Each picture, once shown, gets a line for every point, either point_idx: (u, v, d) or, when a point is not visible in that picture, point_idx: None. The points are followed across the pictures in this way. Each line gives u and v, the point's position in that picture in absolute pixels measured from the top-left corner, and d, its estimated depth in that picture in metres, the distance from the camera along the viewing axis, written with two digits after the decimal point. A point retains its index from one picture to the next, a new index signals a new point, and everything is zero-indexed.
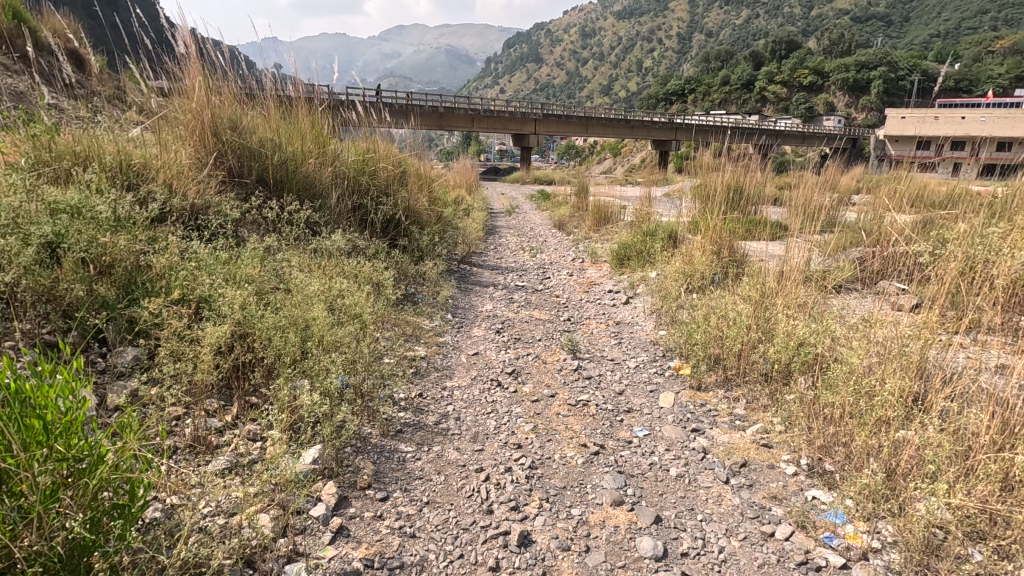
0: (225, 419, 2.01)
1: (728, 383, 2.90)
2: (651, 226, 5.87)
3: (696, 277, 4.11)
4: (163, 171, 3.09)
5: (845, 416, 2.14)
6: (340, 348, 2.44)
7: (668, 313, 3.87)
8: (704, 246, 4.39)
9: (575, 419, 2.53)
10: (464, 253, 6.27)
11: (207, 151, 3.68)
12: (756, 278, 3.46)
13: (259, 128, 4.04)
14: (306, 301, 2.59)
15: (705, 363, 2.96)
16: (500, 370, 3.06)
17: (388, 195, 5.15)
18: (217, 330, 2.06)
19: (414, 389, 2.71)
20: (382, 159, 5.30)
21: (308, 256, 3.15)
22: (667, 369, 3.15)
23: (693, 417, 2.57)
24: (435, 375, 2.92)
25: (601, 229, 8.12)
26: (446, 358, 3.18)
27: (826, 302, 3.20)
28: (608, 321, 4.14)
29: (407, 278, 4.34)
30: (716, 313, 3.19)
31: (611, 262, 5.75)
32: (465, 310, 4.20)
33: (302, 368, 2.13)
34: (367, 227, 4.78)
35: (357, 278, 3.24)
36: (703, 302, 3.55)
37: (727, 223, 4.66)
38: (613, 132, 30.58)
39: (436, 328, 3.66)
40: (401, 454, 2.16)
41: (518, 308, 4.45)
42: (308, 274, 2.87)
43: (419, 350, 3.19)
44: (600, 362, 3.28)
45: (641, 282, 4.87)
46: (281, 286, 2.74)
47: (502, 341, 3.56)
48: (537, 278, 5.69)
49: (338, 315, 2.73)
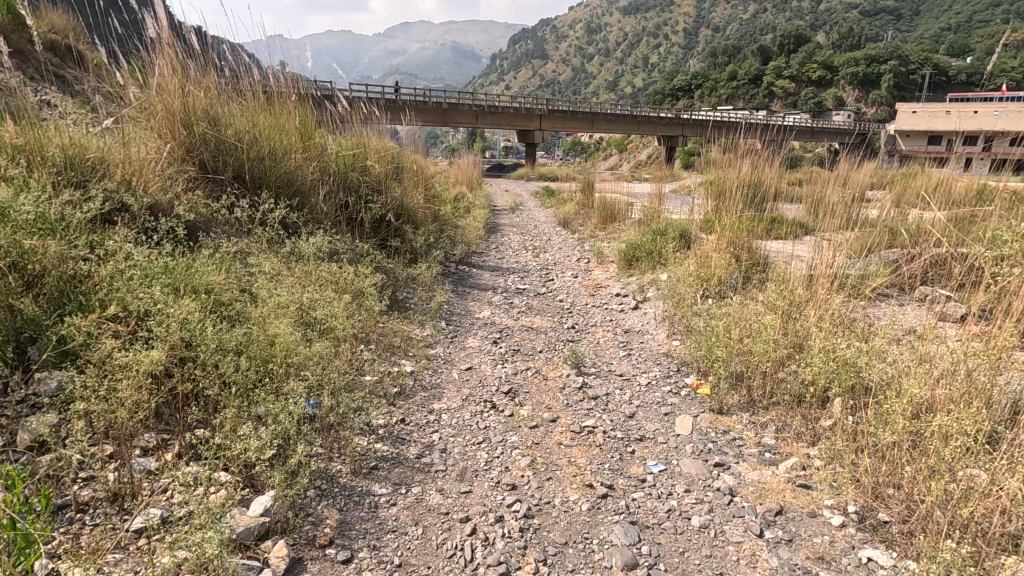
0: (164, 458, 1.67)
1: (754, 405, 2.55)
2: (660, 224, 5.52)
3: (713, 282, 3.76)
4: (121, 166, 2.77)
5: (902, 458, 1.78)
6: (307, 370, 2.11)
7: (683, 321, 3.53)
8: (721, 247, 4.05)
9: (580, 450, 2.19)
10: (463, 254, 5.95)
11: (178, 143, 3.38)
12: (783, 284, 3.12)
13: (237, 118, 3.71)
14: (271, 314, 2.26)
15: (729, 381, 2.61)
16: (495, 389, 2.72)
17: (381, 192, 4.82)
18: (155, 350, 1.72)
19: (395, 414, 2.38)
20: (373, 155, 4.95)
21: (281, 262, 2.83)
22: (683, 387, 2.80)
23: (715, 448, 2.22)
24: (422, 397, 2.59)
25: (608, 227, 7.77)
26: (436, 375, 2.85)
27: (862, 313, 2.85)
28: (616, 329, 3.81)
29: (398, 281, 4.01)
30: (738, 326, 2.85)
31: (618, 263, 5.40)
32: (459, 318, 3.87)
33: (259, 393, 1.80)
34: (356, 227, 4.45)
35: (337, 286, 2.92)
36: (721, 311, 3.22)
37: (744, 220, 4.32)
38: (619, 128, 30.15)
39: (427, 338, 3.34)
40: (374, 498, 1.83)
41: (519, 314, 4.12)
42: (280, 281, 2.54)
43: (405, 366, 2.86)
44: (608, 378, 2.94)
45: (651, 285, 4.53)
46: (245, 295, 2.40)
47: (499, 353, 3.23)
48: (540, 280, 5.35)
49: (309, 330, 2.40)
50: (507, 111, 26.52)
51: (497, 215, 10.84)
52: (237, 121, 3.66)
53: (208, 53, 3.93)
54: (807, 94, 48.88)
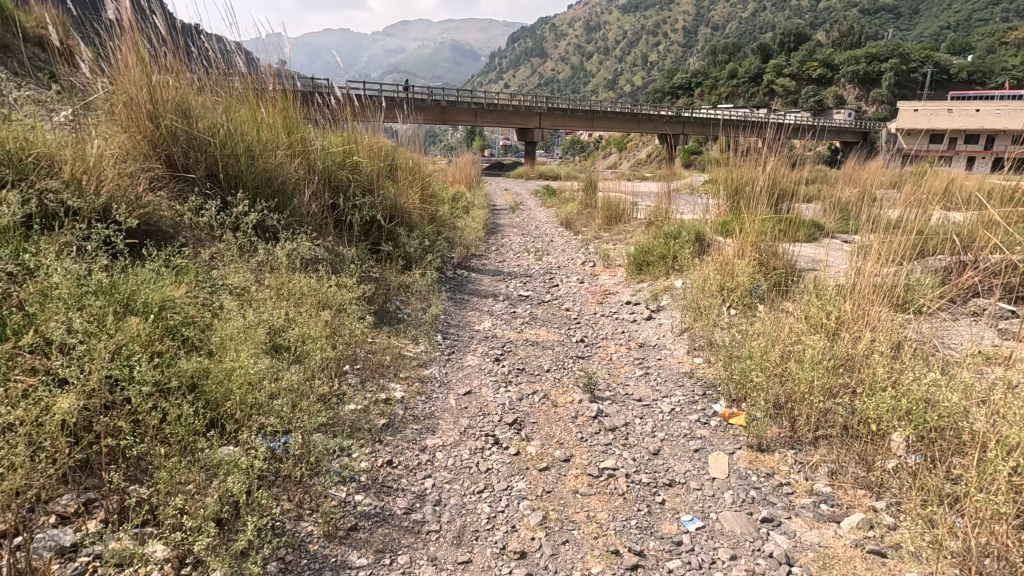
0: (84, 528, 1.31)
1: (798, 439, 2.20)
2: (672, 227, 5.17)
3: (736, 292, 3.41)
4: (71, 163, 2.42)
5: (1009, 524, 1.42)
6: (270, 409, 1.76)
7: (705, 336, 3.19)
8: (744, 253, 3.69)
9: (598, 501, 1.85)
10: (461, 257, 5.61)
11: (142, 137, 3.03)
12: (819, 299, 2.78)
13: (211, 110, 3.34)
14: (229, 343, 1.91)
15: (768, 411, 2.26)
16: (498, 419, 2.37)
17: (372, 192, 4.47)
18: (72, 391, 1.35)
19: (380, 453, 2.03)
20: (364, 152, 4.60)
21: (251, 275, 2.48)
22: (713, 417, 2.45)
23: (760, 497, 1.87)
24: (413, 430, 2.24)
25: (613, 228, 7.42)
26: (429, 403, 2.49)
27: (913, 329, 2.51)
28: (629, 343, 3.47)
29: (390, 288, 3.67)
30: (774, 346, 2.50)
31: (627, 268, 5.04)
32: (457, 330, 3.53)
33: (201, 443, 1.44)
34: (344, 229, 4.10)
35: (315, 301, 2.57)
36: (750, 326, 2.87)
37: (767, 223, 3.97)
38: (620, 126, 29.78)
39: (421, 357, 2.99)
40: (350, 571, 1.46)
41: (522, 325, 3.77)
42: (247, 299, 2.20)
43: (394, 393, 2.52)
44: (625, 404, 2.59)
45: (664, 292, 4.19)
46: (204, 318, 2.05)
47: (501, 373, 2.88)
48: (544, 286, 4.99)
49: (277, 361, 2.04)
50: (507, 109, 26.14)
51: (496, 215, 10.48)
52: (211, 113, 3.30)
53: (180, 37, 3.55)
54: (808, 92, 48.55)
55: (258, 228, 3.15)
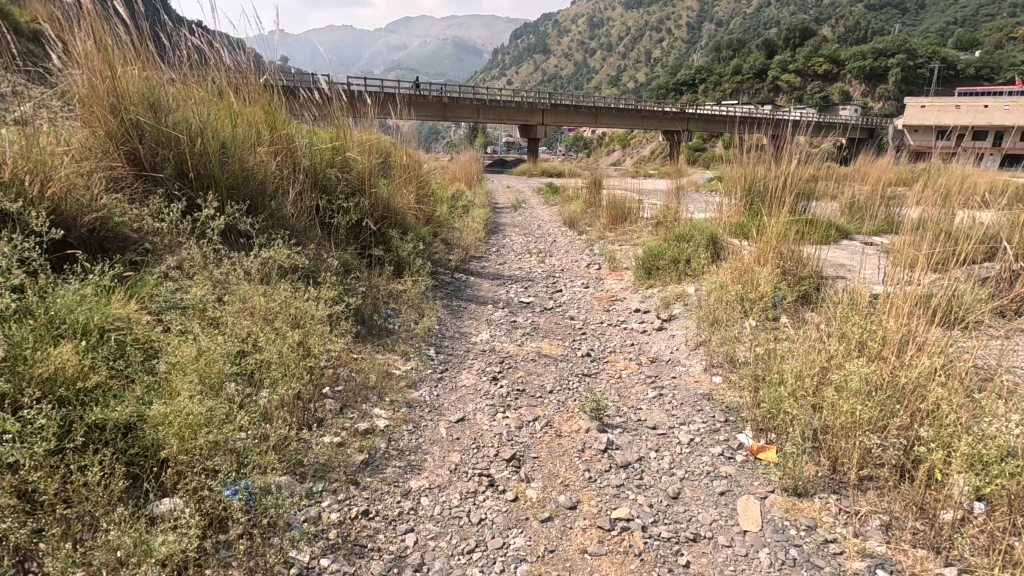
0: None
1: (840, 481, 1.90)
2: (682, 230, 4.85)
3: (757, 303, 3.10)
4: (15, 157, 2.08)
5: None
6: (219, 455, 1.46)
7: (725, 353, 2.88)
8: (765, 259, 3.36)
9: (609, 565, 1.55)
10: (459, 260, 5.33)
11: (104, 133, 2.73)
12: (856, 313, 2.47)
13: (184, 102, 3.06)
14: (174, 378, 1.62)
15: (803, 447, 1.96)
16: (493, 454, 2.08)
17: (363, 191, 4.19)
18: None
19: (356, 500, 1.74)
20: (355, 149, 4.32)
21: (213, 290, 2.18)
22: (738, 451, 2.15)
23: (802, 560, 1.57)
24: (396, 467, 1.95)
25: (618, 228, 7.10)
26: (416, 433, 2.20)
27: (967, 348, 2.20)
28: (640, 357, 3.17)
29: (379, 297, 3.38)
30: (808, 368, 2.21)
31: (635, 272, 4.73)
32: (451, 343, 3.24)
33: (118, 512, 1.14)
34: (331, 232, 3.81)
35: (287, 317, 2.28)
36: (776, 344, 2.58)
37: (788, 226, 3.66)
38: (624, 122, 29.37)
39: (410, 376, 2.71)
40: None
41: (522, 337, 3.47)
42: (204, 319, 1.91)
43: (377, 421, 2.23)
44: (637, 433, 2.30)
45: (677, 300, 3.88)
46: (150, 347, 1.77)
47: (499, 395, 2.58)
48: (546, 292, 4.69)
49: (235, 397, 1.76)
50: (508, 105, 25.79)
51: (497, 214, 10.16)
52: (181, 107, 3.00)
53: (150, 24, 3.26)
54: (814, 87, 47.97)
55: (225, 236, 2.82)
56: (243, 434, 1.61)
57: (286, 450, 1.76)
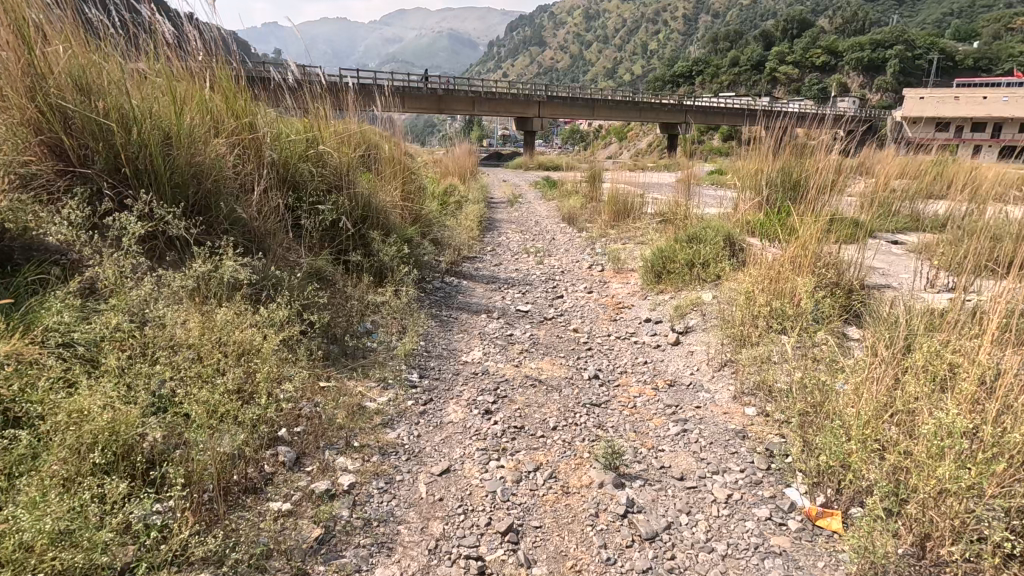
0: None
1: (932, 566, 1.47)
2: (694, 228, 4.41)
3: (791, 317, 2.68)
4: None
5: None
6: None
7: (758, 378, 2.45)
8: (799, 265, 2.93)
9: None
10: (450, 262, 4.88)
11: (19, 118, 2.24)
12: (924, 337, 2.03)
13: (128, 80, 2.58)
14: (38, 462, 1.21)
15: (881, 520, 1.53)
16: (486, 524, 1.64)
17: (340, 188, 3.73)
18: None
19: None
20: (332, 140, 3.86)
21: (133, 318, 1.74)
22: (792, 515, 1.72)
23: None
24: (360, 548, 1.52)
25: (621, 225, 6.66)
26: (389, 494, 1.76)
27: None
28: (657, 380, 2.73)
29: (353, 311, 2.94)
30: (874, 411, 1.78)
31: (643, 275, 4.30)
32: (437, 364, 2.80)
33: None
34: (302, 236, 3.35)
35: (227, 353, 1.85)
36: (826, 372, 2.15)
37: (821, 225, 3.22)
38: (621, 114, 28.84)
39: (386, 411, 2.27)
40: None
41: (519, 355, 3.03)
42: (114, 359, 1.50)
43: (341, 479, 1.80)
44: (663, 488, 1.87)
45: (692, 309, 3.45)
46: (20, 406, 1.33)
47: (492, 435, 2.14)
48: (546, 298, 4.25)
49: (131, 477, 1.34)
50: (504, 97, 25.23)
51: (493, 210, 9.69)
52: (118, 89, 2.48)
53: None
54: (813, 78, 47.44)
55: (153, 244, 2.36)
56: (126, 543, 1.20)
57: (193, 547, 1.32)
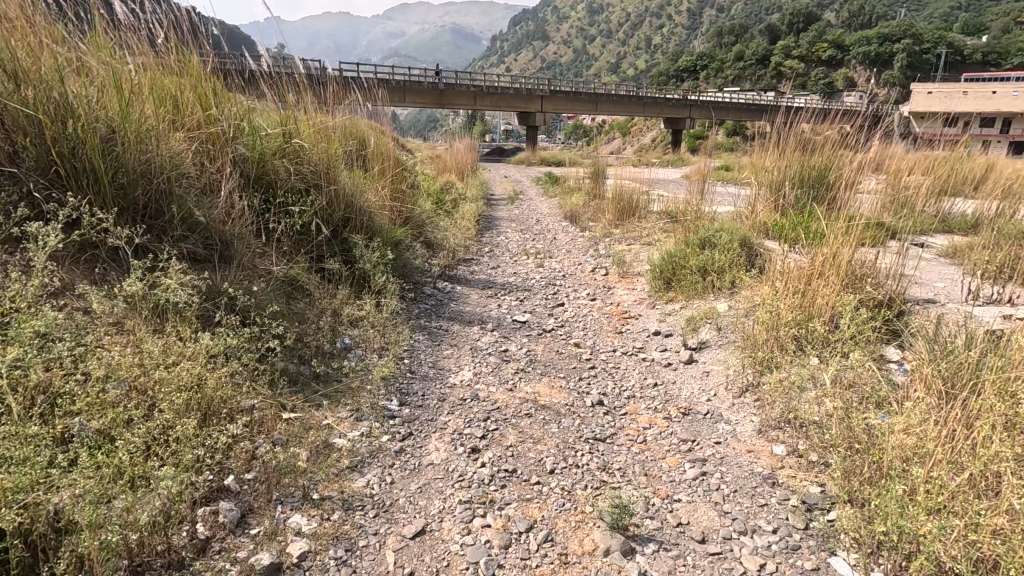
0: None
1: None
2: (706, 230, 4.08)
3: (823, 338, 2.35)
4: None
5: None
6: None
7: (788, 410, 2.12)
8: (829, 277, 2.60)
9: None
10: (442, 266, 4.56)
11: None
12: (992, 370, 1.71)
13: (69, 67, 2.25)
14: None
15: None
16: None
17: (319, 186, 3.40)
18: None
19: None
20: (312, 134, 3.53)
21: (35, 354, 1.41)
22: None
23: None
24: None
25: (625, 224, 6.32)
26: (350, 565, 1.45)
27: None
28: (669, 408, 2.40)
29: (327, 328, 2.62)
30: (942, 465, 1.46)
31: (651, 281, 3.97)
32: (420, 388, 2.48)
33: None
34: (273, 240, 3.02)
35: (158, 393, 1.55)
36: (873, 410, 1.81)
37: (850, 230, 2.89)
38: (625, 109, 28.40)
39: (356, 449, 1.94)
40: None
41: (514, 376, 2.70)
42: (13, 407, 1.23)
43: (292, 545, 1.48)
44: (681, 555, 1.55)
45: (706, 322, 3.12)
46: None
47: (479, 482, 1.82)
48: (545, 306, 3.93)
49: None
50: (507, 92, 24.85)
51: (493, 207, 9.35)
52: (56, 75, 2.14)
53: None
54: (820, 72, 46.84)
55: (91, 253, 2.10)
56: None
57: None
